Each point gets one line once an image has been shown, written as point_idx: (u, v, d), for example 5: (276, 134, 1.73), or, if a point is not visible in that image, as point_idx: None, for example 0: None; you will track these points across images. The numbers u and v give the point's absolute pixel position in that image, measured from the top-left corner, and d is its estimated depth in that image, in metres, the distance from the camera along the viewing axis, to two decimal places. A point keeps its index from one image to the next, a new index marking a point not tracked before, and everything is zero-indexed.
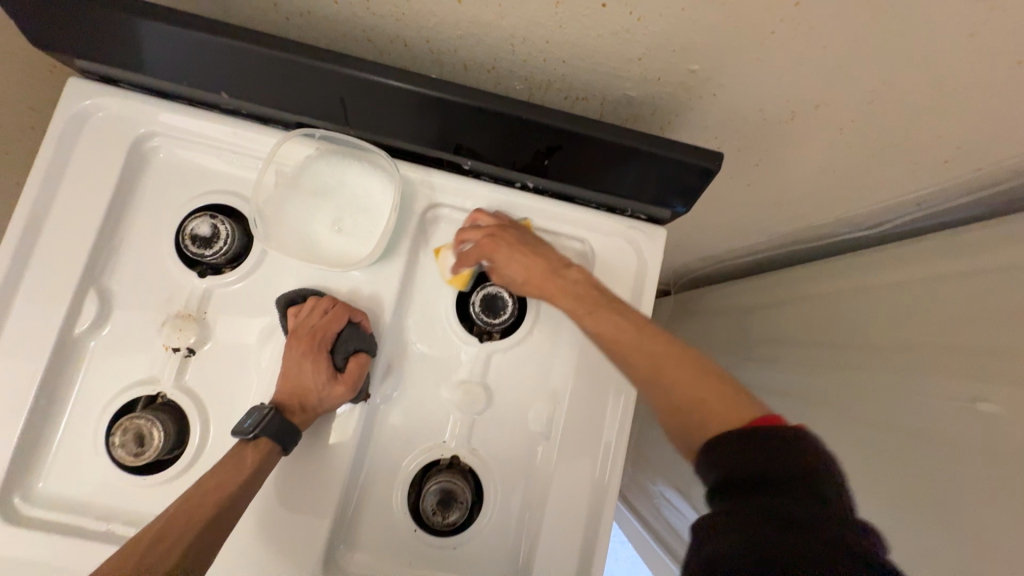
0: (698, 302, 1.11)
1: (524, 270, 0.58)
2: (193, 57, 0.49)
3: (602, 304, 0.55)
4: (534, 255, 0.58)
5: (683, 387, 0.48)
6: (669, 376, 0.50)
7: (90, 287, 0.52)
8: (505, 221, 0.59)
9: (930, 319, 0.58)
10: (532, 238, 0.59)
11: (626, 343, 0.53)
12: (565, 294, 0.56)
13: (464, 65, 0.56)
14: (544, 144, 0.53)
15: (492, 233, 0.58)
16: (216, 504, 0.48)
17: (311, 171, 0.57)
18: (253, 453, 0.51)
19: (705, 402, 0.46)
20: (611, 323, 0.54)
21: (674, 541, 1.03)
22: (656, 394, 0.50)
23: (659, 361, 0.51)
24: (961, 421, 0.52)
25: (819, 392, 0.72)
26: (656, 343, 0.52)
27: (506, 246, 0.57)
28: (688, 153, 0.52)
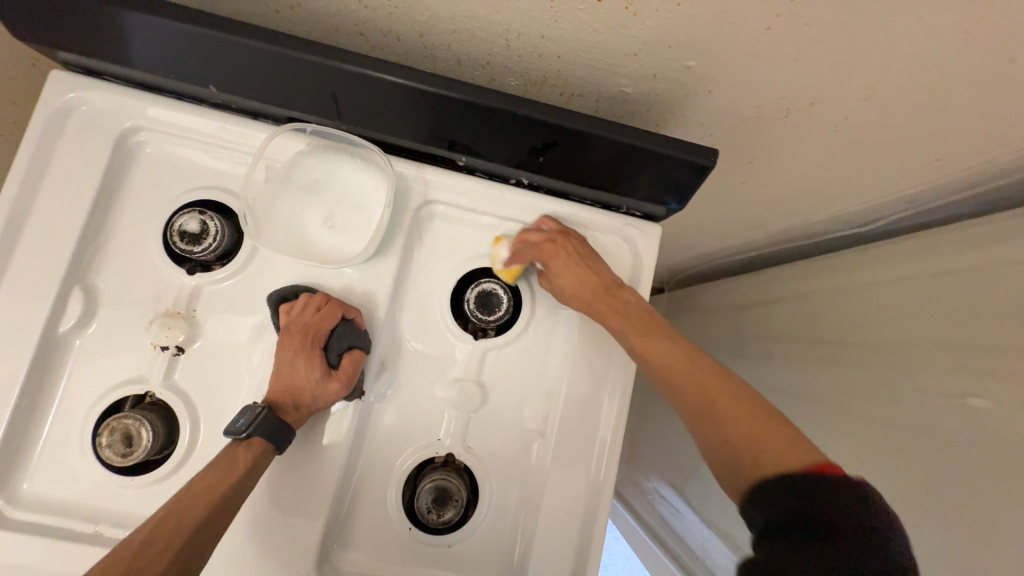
0: (715, 301, 1.04)
1: (581, 285, 0.54)
2: (175, 50, 0.46)
3: (656, 331, 0.52)
4: (591, 268, 0.54)
5: (739, 422, 0.45)
6: (723, 408, 0.47)
7: (76, 285, 0.52)
8: (572, 231, 0.56)
9: (982, 331, 0.52)
10: (586, 249, 0.55)
11: (681, 372, 0.50)
12: (617, 313, 0.53)
13: (458, 61, 0.52)
14: (538, 140, 0.48)
15: (552, 238, 0.54)
16: (209, 505, 0.43)
17: (303, 167, 0.52)
18: (247, 452, 0.46)
19: (761, 437, 0.43)
20: (669, 352, 0.51)
21: (671, 538, 1.01)
22: (708, 427, 0.47)
23: (716, 393, 0.48)
24: (952, 417, 0.52)
25: (846, 408, 0.65)
26: (708, 374, 0.49)
27: (565, 256, 0.53)
28: (682, 149, 0.48)
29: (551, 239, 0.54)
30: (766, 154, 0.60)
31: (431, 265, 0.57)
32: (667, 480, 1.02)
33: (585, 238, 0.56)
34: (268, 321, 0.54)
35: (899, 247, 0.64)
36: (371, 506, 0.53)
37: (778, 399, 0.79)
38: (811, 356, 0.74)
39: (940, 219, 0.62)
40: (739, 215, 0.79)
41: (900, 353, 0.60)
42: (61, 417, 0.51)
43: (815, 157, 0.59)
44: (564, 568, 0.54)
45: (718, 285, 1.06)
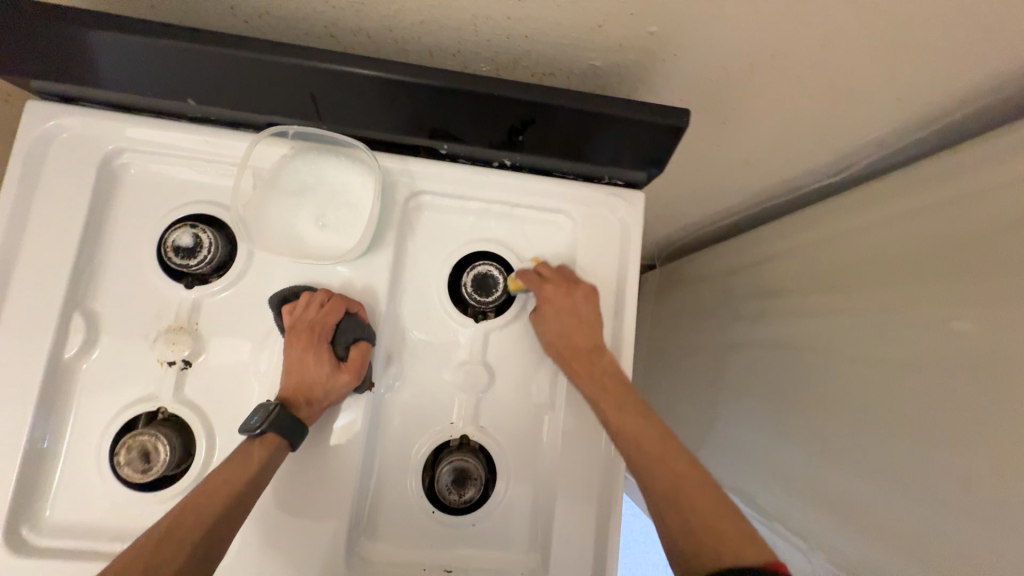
0: (707, 268, 1.06)
1: (563, 338, 0.55)
2: (148, 65, 0.46)
3: (632, 406, 0.53)
4: (579, 326, 0.55)
5: (701, 512, 0.45)
6: (687, 493, 0.46)
7: (76, 311, 0.52)
8: (577, 282, 0.57)
9: (959, 258, 0.54)
10: (588, 307, 0.56)
11: (648, 449, 0.50)
12: (591, 379, 0.54)
13: (429, 52, 0.53)
14: (516, 119, 0.50)
15: (546, 283, 0.56)
16: (224, 502, 0.44)
17: (290, 171, 0.53)
18: (261, 449, 0.46)
19: (719, 527, 0.43)
20: (640, 428, 0.51)
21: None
22: (669, 511, 0.46)
23: (681, 478, 0.47)
24: (939, 343, 0.54)
25: (840, 350, 0.67)
26: (677, 460, 0.49)
27: (552, 307, 0.55)
28: (656, 113, 0.49)
29: (552, 283, 0.56)
30: (737, 113, 0.62)
31: (426, 255, 0.58)
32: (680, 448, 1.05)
33: (594, 297, 0.57)
34: (271, 327, 0.54)
35: (873, 189, 0.66)
36: (392, 495, 0.54)
37: (775, 353, 0.81)
38: (803, 306, 0.76)
39: (908, 158, 0.64)
40: (719, 178, 0.81)
41: (885, 290, 0.62)
42: (76, 441, 0.51)
43: (784, 110, 0.60)
44: (586, 534, 0.55)
45: (707, 252, 1.08)
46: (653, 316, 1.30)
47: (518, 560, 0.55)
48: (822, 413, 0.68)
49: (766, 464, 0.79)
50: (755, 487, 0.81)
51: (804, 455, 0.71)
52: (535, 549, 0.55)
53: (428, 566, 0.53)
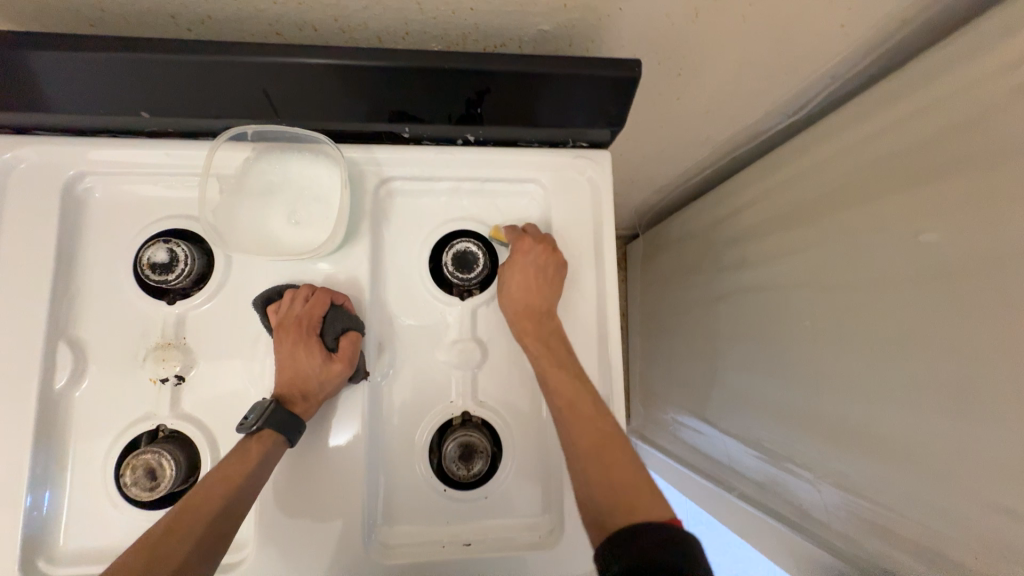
0: (687, 226, 1.07)
1: (522, 292, 0.55)
2: (94, 81, 0.46)
3: (572, 367, 0.53)
4: (541, 284, 0.55)
5: (622, 475, 0.45)
6: (609, 460, 0.46)
7: (60, 340, 0.52)
8: (550, 244, 0.57)
9: (921, 174, 0.55)
10: (556, 274, 0.56)
11: (580, 411, 0.50)
12: (538, 337, 0.54)
13: (378, 38, 0.54)
14: (472, 90, 0.50)
15: (520, 240, 0.56)
16: (226, 496, 0.45)
17: (255, 173, 0.53)
18: (259, 444, 0.47)
19: (636, 492, 0.44)
20: (581, 397, 0.51)
21: (692, 458, 1.04)
22: (590, 472, 0.46)
23: (607, 444, 0.48)
24: (911, 258, 0.56)
25: (821, 283, 0.69)
26: (605, 425, 0.49)
27: (519, 258, 0.55)
28: (608, 67, 0.50)
29: (532, 238, 0.57)
30: (691, 62, 0.63)
31: (404, 241, 0.58)
32: (691, 410, 1.05)
33: (564, 270, 0.57)
34: (259, 331, 0.55)
35: (834, 120, 0.67)
36: (402, 480, 0.55)
37: (760, 296, 0.83)
38: (781, 246, 0.78)
39: (861, 85, 0.66)
40: (685, 133, 0.82)
41: (856, 217, 0.63)
42: (80, 469, 0.51)
43: (734, 52, 0.61)
44: None
45: (686, 210, 1.09)
46: (643, 283, 1.31)
47: (535, 526, 0.56)
48: (811, 347, 0.70)
49: (765, 404, 0.81)
50: (762, 432, 0.81)
51: (800, 390, 0.72)
52: (550, 513, 0.56)
53: (447, 543, 0.54)
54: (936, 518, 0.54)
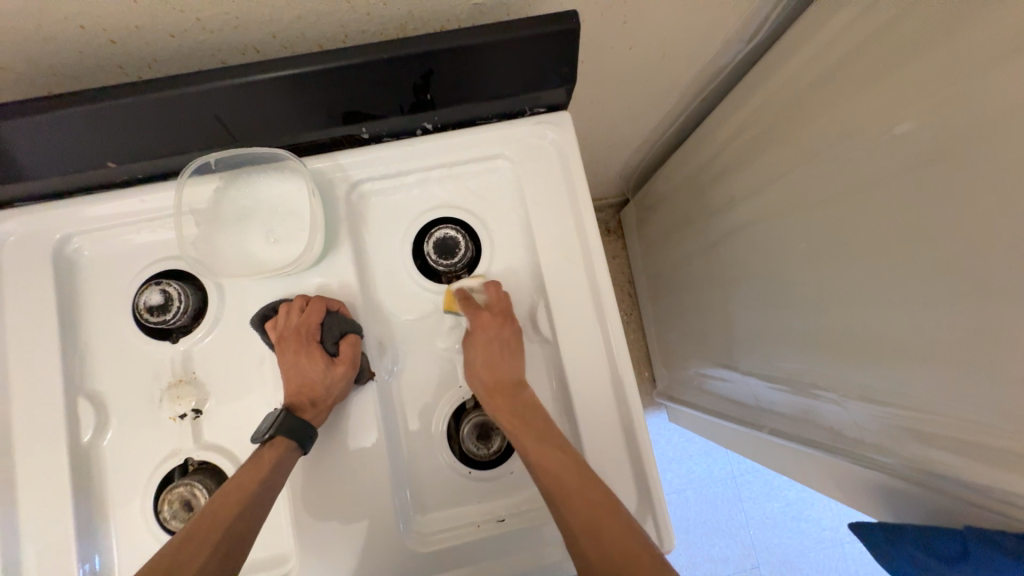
0: (673, 177, 1.05)
1: (489, 370, 0.54)
2: (58, 139, 0.48)
3: (550, 437, 0.51)
4: (505, 357, 0.54)
5: (619, 547, 0.45)
6: (606, 536, 0.46)
7: (79, 396, 0.54)
8: (507, 316, 0.55)
9: (891, 67, 0.54)
10: (513, 343, 0.55)
11: (568, 489, 0.48)
12: (511, 411, 0.53)
13: (319, 46, 0.55)
14: (416, 75, 0.50)
15: (476, 316, 0.55)
16: (240, 503, 0.46)
17: (227, 201, 0.54)
18: (271, 450, 0.48)
19: (635, 561, 0.44)
20: (563, 468, 0.49)
21: (722, 406, 1.02)
22: (590, 549, 0.46)
23: (600, 516, 0.47)
24: (894, 154, 0.54)
25: (812, 201, 0.67)
26: (594, 491, 0.48)
27: (478, 340, 0.54)
28: (544, 23, 0.50)
29: (488, 311, 0.55)
30: (635, 7, 0.61)
31: (384, 239, 0.59)
32: (715, 360, 1.03)
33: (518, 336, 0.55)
34: (263, 351, 0.56)
35: (791, 36, 0.66)
36: (427, 469, 0.56)
37: (753, 230, 0.81)
38: (766, 176, 0.76)
39: None
40: (647, 83, 0.81)
41: (833, 127, 0.62)
42: (121, 513, 0.53)
43: None
44: (617, 447, 0.56)
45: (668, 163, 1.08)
46: (641, 244, 1.30)
47: None
48: (814, 269, 0.69)
49: (783, 337, 0.79)
50: (789, 365, 0.79)
51: (812, 315, 0.71)
52: None
53: (481, 522, 0.54)
54: (969, 410, 0.52)
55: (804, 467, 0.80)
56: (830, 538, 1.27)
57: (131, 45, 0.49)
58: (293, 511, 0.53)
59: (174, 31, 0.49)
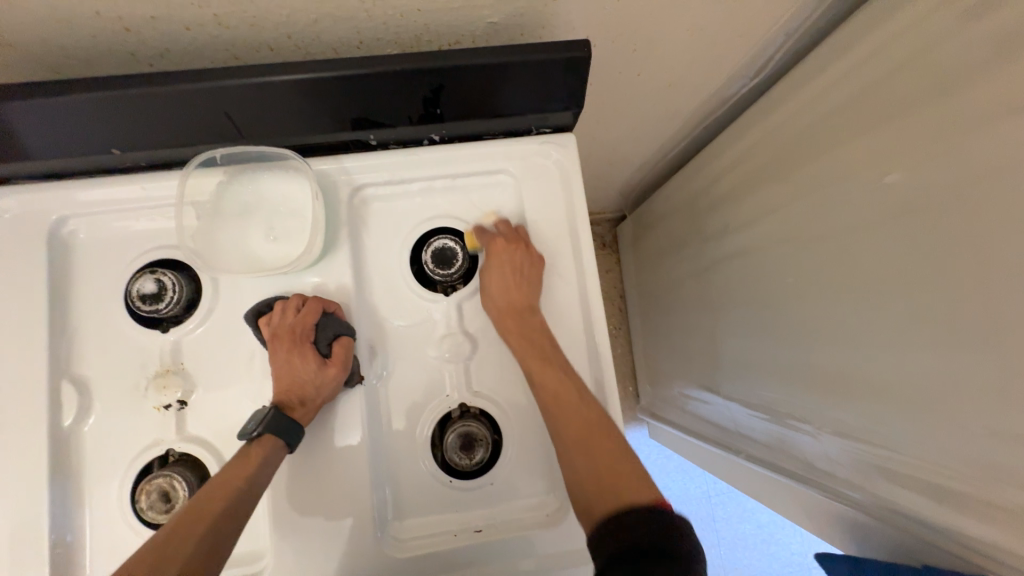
0: (671, 199, 1.07)
1: (502, 295, 0.56)
2: (63, 123, 0.48)
3: (555, 359, 0.54)
4: (519, 284, 0.56)
5: (611, 462, 0.48)
6: (597, 452, 0.49)
7: (64, 379, 0.54)
8: (522, 239, 0.58)
9: (884, 120, 0.56)
10: (533, 269, 0.57)
11: (565, 405, 0.52)
12: (521, 336, 0.55)
13: (333, 50, 0.55)
14: (428, 88, 0.51)
15: (497, 243, 0.57)
16: (227, 498, 0.45)
17: (229, 195, 0.54)
18: (259, 448, 0.48)
19: (620, 475, 0.47)
20: (571, 387, 0.53)
21: (703, 426, 1.05)
22: (581, 463, 0.49)
23: (593, 434, 0.50)
24: (882, 201, 0.56)
25: (802, 237, 0.69)
26: (594, 413, 0.52)
27: (500, 262, 0.56)
28: (556, 49, 0.51)
29: (503, 240, 0.58)
30: (645, 35, 0.63)
31: (383, 244, 0.60)
32: (698, 382, 1.05)
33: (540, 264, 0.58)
34: (254, 347, 0.56)
35: (793, 77, 0.68)
36: (408, 475, 0.56)
37: (743, 259, 0.84)
38: (761, 208, 0.78)
39: (814, 40, 0.66)
40: (652, 108, 0.83)
41: (827, 169, 0.64)
42: (98, 500, 0.53)
43: (684, 21, 0.61)
44: None
45: (667, 184, 1.10)
46: (635, 261, 1.32)
47: (542, 505, 0.57)
48: (799, 303, 0.71)
49: (764, 366, 0.81)
50: (767, 393, 0.81)
51: (795, 348, 0.73)
52: (553, 491, 0.58)
53: (458, 530, 0.55)
54: (936, 454, 0.54)
55: (777, 494, 0.82)
56: (799, 562, 1.30)
57: (145, 34, 0.49)
58: (272, 508, 0.53)
59: (191, 24, 0.49)
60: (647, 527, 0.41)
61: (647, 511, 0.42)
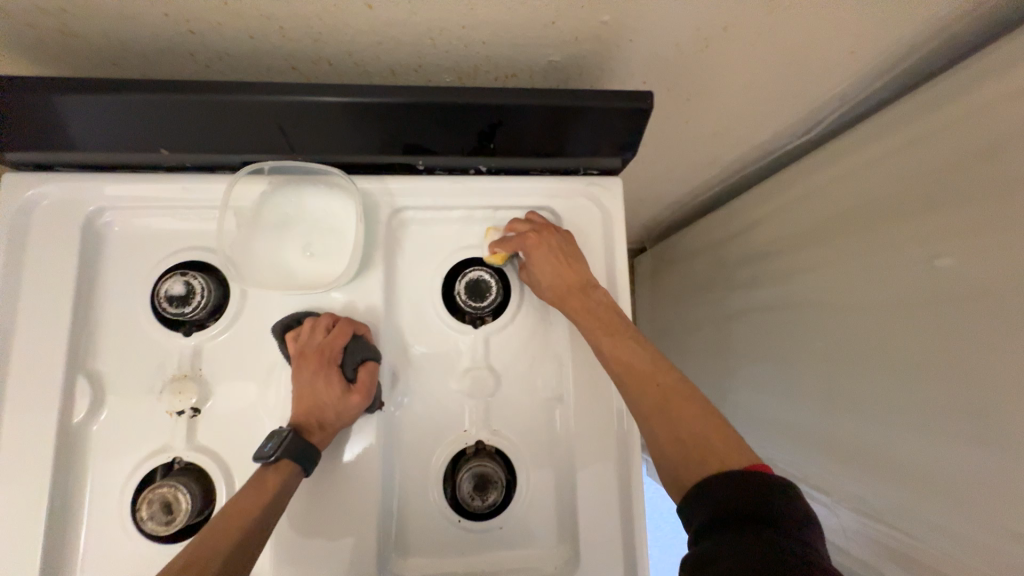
0: (696, 241, 1.06)
1: (557, 279, 0.55)
2: (115, 120, 0.47)
3: (622, 330, 0.53)
4: (568, 265, 0.55)
5: (694, 425, 0.46)
6: (677, 416, 0.47)
7: (79, 374, 0.52)
8: (552, 224, 0.58)
9: (938, 202, 0.54)
10: (574, 250, 0.57)
11: (638, 373, 0.50)
12: (586, 312, 0.54)
13: (391, 70, 0.55)
14: (485, 123, 0.51)
15: (539, 232, 0.56)
16: (244, 529, 0.44)
17: (271, 206, 0.54)
18: (277, 474, 0.47)
19: (707, 442, 0.44)
20: (637, 357, 0.51)
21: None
22: (659, 429, 0.47)
23: (672, 398, 0.48)
24: (928, 282, 0.55)
25: (838, 302, 0.68)
26: (665, 376, 0.49)
27: (546, 249, 0.55)
28: (618, 99, 0.51)
29: (536, 231, 0.56)
30: (701, 88, 0.62)
31: (416, 268, 0.59)
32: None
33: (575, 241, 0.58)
34: (275, 360, 0.55)
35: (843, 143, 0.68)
36: (416, 510, 0.54)
37: (770, 314, 0.82)
38: (795, 266, 0.77)
39: (869, 109, 0.66)
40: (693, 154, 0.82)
41: (872, 239, 0.63)
42: (97, 503, 0.52)
43: (744, 78, 0.60)
44: (611, 524, 0.55)
45: (694, 226, 1.08)
46: (651, 296, 1.31)
47: (550, 556, 0.55)
48: (828, 370, 0.69)
49: (783, 427, 0.79)
50: (781, 455, 0.79)
51: (817, 414, 0.71)
52: (563, 543, 0.56)
53: (462, 574, 0.53)
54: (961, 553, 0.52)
55: None
56: None
57: (208, 37, 0.49)
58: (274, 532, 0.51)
59: (255, 33, 0.48)
60: (740, 493, 0.38)
61: (735, 475, 0.40)
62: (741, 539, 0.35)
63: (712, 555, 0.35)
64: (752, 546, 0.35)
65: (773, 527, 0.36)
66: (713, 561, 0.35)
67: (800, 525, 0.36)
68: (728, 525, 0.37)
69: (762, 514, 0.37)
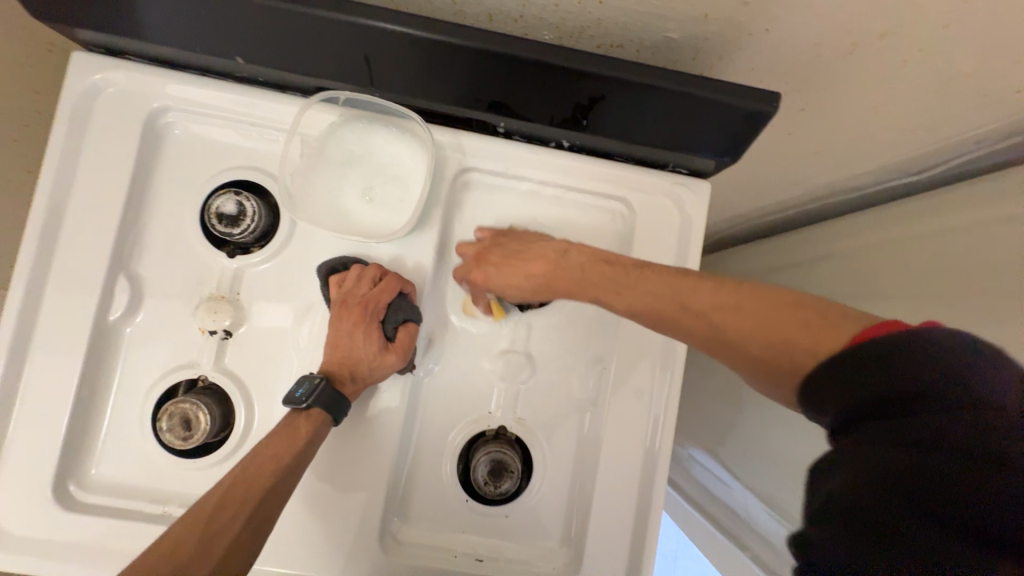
0: (733, 266, 0.99)
1: (524, 281, 0.49)
2: (197, 16, 0.44)
3: (629, 275, 0.46)
4: (523, 257, 0.49)
5: (768, 328, 0.39)
6: (745, 326, 0.41)
7: (120, 273, 0.52)
8: (489, 236, 0.52)
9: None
10: (529, 237, 0.51)
11: (672, 308, 0.43)
12: (586, 279, 0.47)
13: (489, 15, 0.49)
14: (585, 96, 0.46)
15: (481, 257, 0.51)
16: (276, 474, 0.44)
17: (338, 139, 0.51)
18: (307, 422, 0.46)
19: (790, 342, 0.38)
20: (652, 296, 0.44)
21: (686, 484, 0.97)
22: (736, 350, 0.41)
23: (732, 309, 0.41)
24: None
25: None
26: (707, 296, 0.43)
27: (494, 265, 0.50)
28: (740, 95, 0.45)
29: (471, 256, 0.51)
30: (823, 100, 0.55)
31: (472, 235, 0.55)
32: (692, 441, 0.94)
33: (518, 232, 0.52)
34: (314, 300, 0.53)
35: None
36: (426, 480, 0.53)
37: None
38: None
39: None
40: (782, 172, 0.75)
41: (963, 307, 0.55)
42: (121, 404, 0.52)
43: (878, 98, 0.53)
44: (619, 536, 0.53)
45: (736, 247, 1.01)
46: None
47: (551, 553, 0.54)
48: None
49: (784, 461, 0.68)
50: (777, 490, 0.69)
51: None
52: (566, 544, 0.54)
53: (459, 552, 0.53)
54: None
55: None
56: None
57: None
58: None
59: None
60: (867, 380, 0.32)
61: (842, 363, 0.33)
62: (879, 440, 0.30)
63: (837, 464, 0.30)
64: (893, 446, 0.29)
65: (927, 416, 0.29)
66: (842, 472, 0.30)
67: (975, 400, 0.28)
68: (862, 420, 0.31)
69: (902, 398, 0.30)
